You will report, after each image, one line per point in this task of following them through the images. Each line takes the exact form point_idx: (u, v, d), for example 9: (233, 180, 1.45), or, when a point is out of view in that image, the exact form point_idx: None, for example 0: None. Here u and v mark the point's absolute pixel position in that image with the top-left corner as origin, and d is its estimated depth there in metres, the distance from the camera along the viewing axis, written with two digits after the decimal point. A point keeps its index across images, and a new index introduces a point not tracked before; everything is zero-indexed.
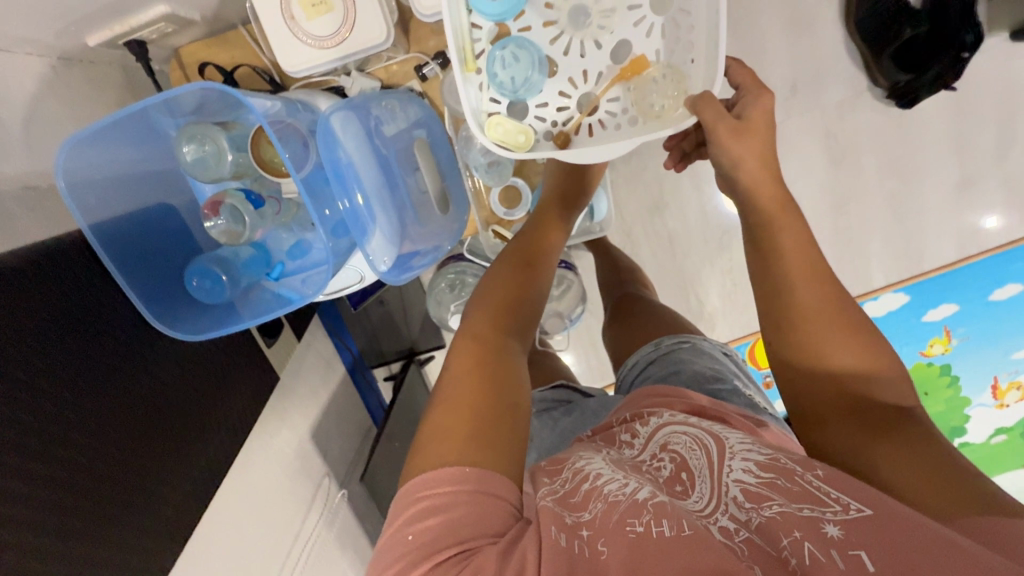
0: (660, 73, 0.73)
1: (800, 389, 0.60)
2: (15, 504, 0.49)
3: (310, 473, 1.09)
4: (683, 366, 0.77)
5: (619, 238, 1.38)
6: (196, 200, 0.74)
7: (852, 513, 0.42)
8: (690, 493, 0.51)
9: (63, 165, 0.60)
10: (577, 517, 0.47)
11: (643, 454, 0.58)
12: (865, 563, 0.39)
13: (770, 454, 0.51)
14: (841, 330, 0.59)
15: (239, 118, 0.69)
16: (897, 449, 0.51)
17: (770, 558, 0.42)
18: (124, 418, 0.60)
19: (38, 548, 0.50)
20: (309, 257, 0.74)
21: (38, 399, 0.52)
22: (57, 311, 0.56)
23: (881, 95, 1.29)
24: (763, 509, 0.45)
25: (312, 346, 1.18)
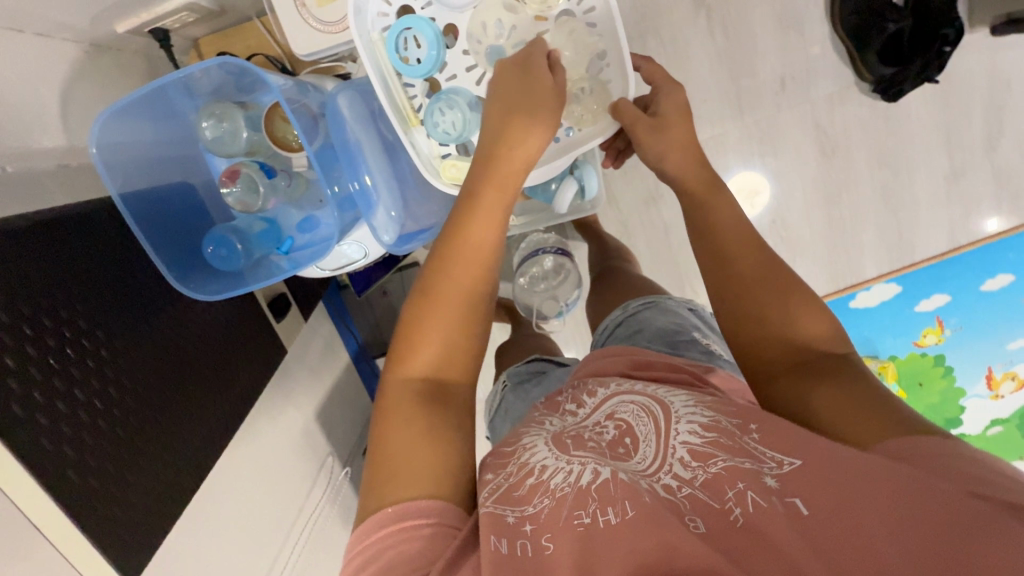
0: (581, 89, 0.77)
1: (752, 345, 0.60)
2: (91, 476, 0.55)
3: (314, 452, 1.13)
4: (645, 325, 0.81)
5: (614, 229, 1.42)
6: (212, 177, 0.79)
7: (785, 466, 0.47)
8: (633, 454, 0.55)
9: (97, 137, 0.65)
10: (519, 513, 0.50)
11: (588, 419, 0.61)
12: (800, 506, 0.44)
13: (712, 415, 0.54)
14: (769, 287, 0.61)
15: (255, 99, 0.75)
16: (835, 387, 0.53)
17: (710, 509, 0.47)
18: (165, 400, 0.66)
19: (105, 501, 0.56)
20: (318, 231, 0.79)
21: (83, 370, 0.57)
22: (92, 296, 0.60)
23: (867, 90, 1.34)
24: (708, 467, 0.50)
25: (318, 329, 1.22)
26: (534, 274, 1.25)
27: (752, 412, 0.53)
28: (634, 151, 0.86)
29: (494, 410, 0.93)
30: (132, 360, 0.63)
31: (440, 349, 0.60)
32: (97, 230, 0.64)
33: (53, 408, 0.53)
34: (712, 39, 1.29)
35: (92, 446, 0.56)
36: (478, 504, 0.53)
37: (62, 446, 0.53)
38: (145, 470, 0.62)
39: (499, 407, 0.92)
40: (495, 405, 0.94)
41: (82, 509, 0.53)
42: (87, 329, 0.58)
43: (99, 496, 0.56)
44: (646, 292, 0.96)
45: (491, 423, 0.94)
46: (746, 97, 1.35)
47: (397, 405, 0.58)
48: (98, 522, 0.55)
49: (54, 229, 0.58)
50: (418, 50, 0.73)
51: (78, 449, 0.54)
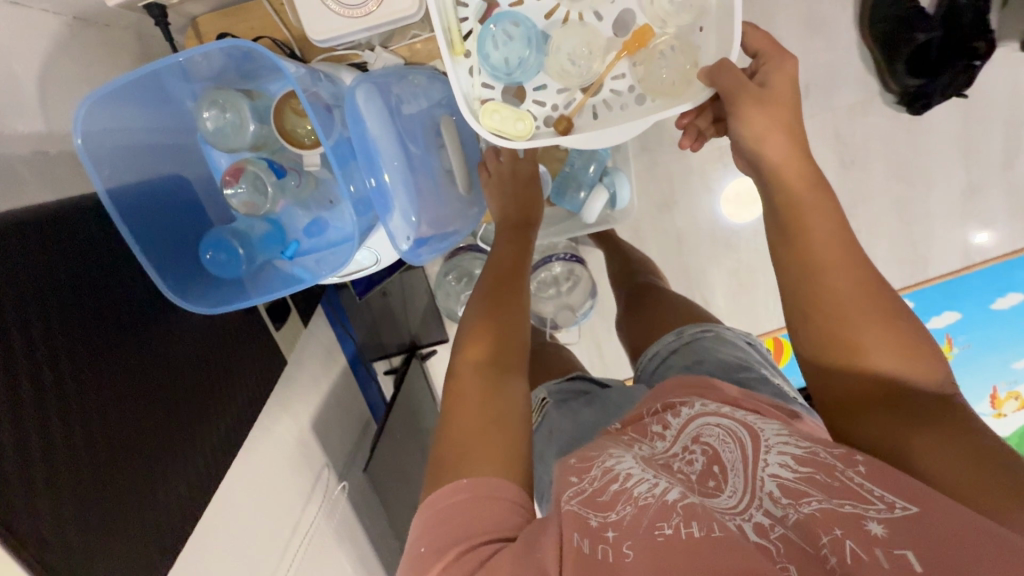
0: (666, 46, 0.72)
1: (841, 383, 0.56)
2: (64, 509, 0.47)
3: (310, 464, 1.06)
4: (706, 356, 0.75)
5: (627, 235, 1.37)
6: (211, 173, 0.72)
7: (897, 511, 0.40)
8: (724, 488, 0.49)
9: (81, 124, 0.58)
10: (604, 519, 0.45)
11: (676, 446, 0.55)
12: (911, 561, 0.37)
13: (808, 446, 0.48)
14: (880, 313, 0.56)
15: (261, 87, 0.69)
16: (939, 432, 0.49)
17: (805, 555, 0.40)
18: (148, 416, 0.58)
19: (75, 536, 0.48)
20: (326, 235, 0.72)
21: (55, 381, 0.49)
22: (66, 296, 0.53)
23: (892, 101, 1.30)
24: (801, 506, 0.43)
25: (315, 333, 1.15)
26: (544, 279, 1.18)
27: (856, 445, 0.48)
28: (716, 133, 0.76)
29: (536, 429, 0.86)
30: (110, 372, 0.55)
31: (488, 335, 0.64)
32: (78, 229, 0.56)
33: (20, 429, 0.45)
34: None
35: (65, 473, 0.48)
36: (557, 504, 0.48)
37: (28, 476, 0.45)
38: (115, 498, 0.53)
39: (542, 425, 0.85)
40: (535, 422, 0.87)
41: (44, 551, 0.45)
42: (59, 333, 0.51)
43: (69, 532, 0.47)
44: (671, 307, 0.91)
45: (531, 441, 0.86)
46: None
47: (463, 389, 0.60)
48: (65, 561, 0.46)
49: (27, 228, 0.50)
50: None
51: (48, 477, 0.46)
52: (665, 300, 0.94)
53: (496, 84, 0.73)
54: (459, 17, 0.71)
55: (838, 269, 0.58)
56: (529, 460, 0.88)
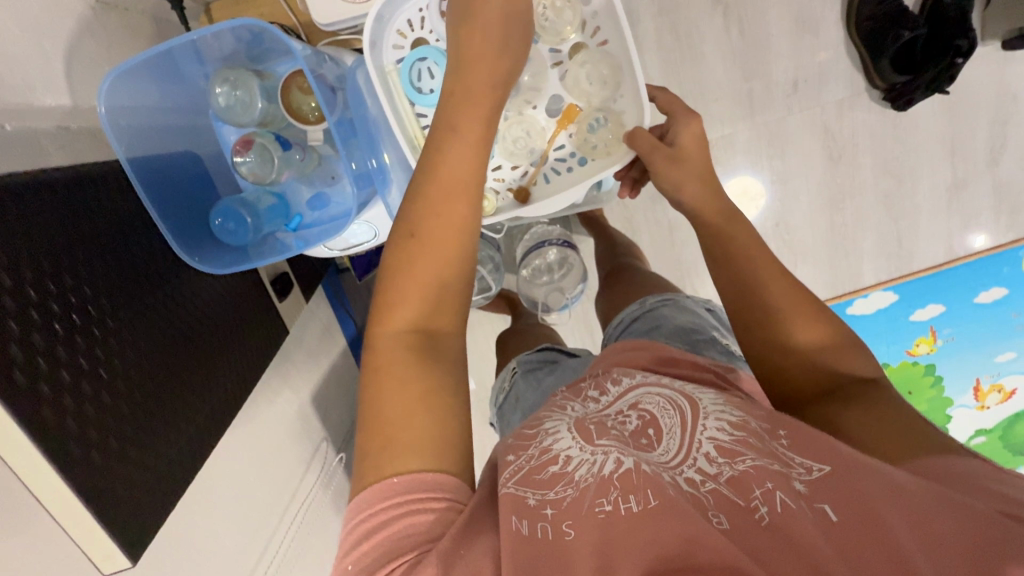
0: (593, 119, 0.82)
1: (786, 377, 0.61)
2: (94, 450, 0.52)
3: (309, 436, 1.11)
4: (664, 321, 0.80)
5: (619, 224, 1.41)
6: (220, 149, 0.77)
7: (814, 473, 0.47)
8: (656, 445, 0.54)
9: (105, 97, 0.63)
10: (541, 497, 0.50)
11: (611, 407, 0.60)
12: (829, 513, 0.44)
13: (742, 415, 0.54)
14: (803, 315, 0.62)
15: (269, 69, 0.74)
16: (863, 411, 0.55)
17: (735, 506, 0.46)
18: (170, 376, 0.64)
19: (105, 474, 0.53)
20: (328, 209, 0.77)
21: (87, 340, 0.54)
22: (92, 259, 0.57)
23: (878, 97, 1.34)
24: (736, 464, 0.49)
25: (315, 313, 1.19)
26: (537, 265, 1.23)
27: (780, 419, 0.54)
28: (648, 180, 0.86)
29: (504, 395, 0.92)
30: (138, 332, 0.61)
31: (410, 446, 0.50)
32: (101, 189, 0.61)
33: (59, 376, 0.51)
34: (727, 37, 1.29)
35: (94, 419, 0.53)
36: (497, 483, 0.53)
37: (66, 418, 0.50)
38: (145, 445, 0.59)
39: (508, 394, 0.91)
40: (503, 393, 0.92)
41: (83, 482, 0.50)
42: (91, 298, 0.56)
43: (100, 469, 0.53)
44: (654, 288, 0.95)
45: (498, 411, 0.92)
46: (757, 98, 1.34)
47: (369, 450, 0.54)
48: (98, 493, 0.52)
49: (57, 186, 0.55)
50: (432, 81, 0.74)
51: (81, 421, 0.52)
52: (650, 282, 0.98)
53: None
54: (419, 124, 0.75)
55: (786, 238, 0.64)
56: (498, 425, 0.93)
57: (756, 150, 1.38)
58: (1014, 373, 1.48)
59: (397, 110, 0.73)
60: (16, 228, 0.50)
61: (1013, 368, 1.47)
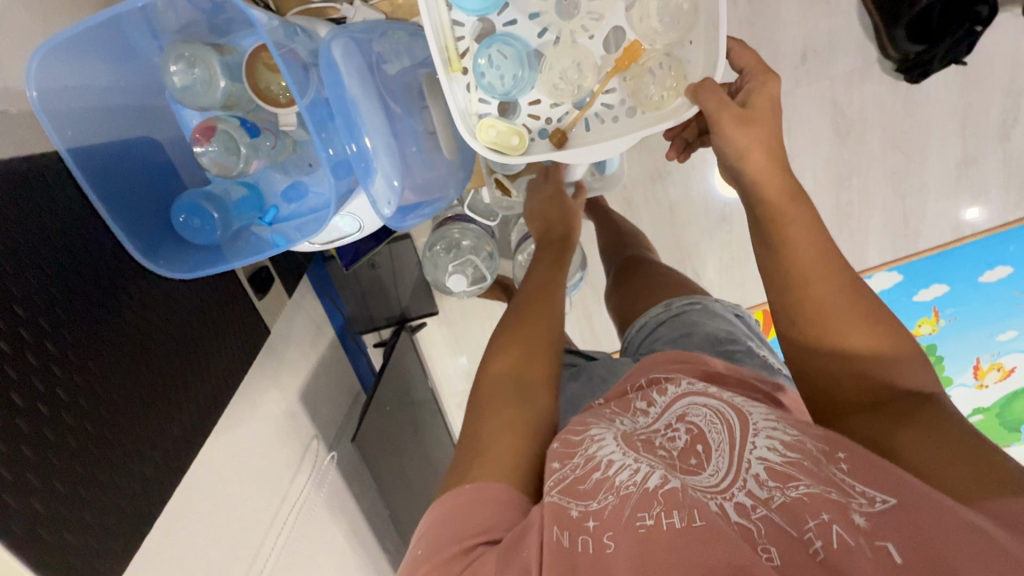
0: (656, 63, 0.71)
1: (831, 381, 0.56)
2: (35, 494, 0.47)
3: (298, 435, 1.05)
4: (694, 329, 0.74)
5: (619, 206, 1.34)
6: (182, 133, 0.69)
7: (877, 505, 0.41)
8: (706, 466, 0.49)
9: (35, 77, 0.54)
10: (584, 508, 0.46)
11: (659, 422, 0.55)
12: (892, 554, 0.38)
13: (797, 434, 0.49)
14: (860, 317, 0.56)
15: (232, 42, 0.66)
16: (919, 432, 0.48)
17: (787, 537, 0.41)
18: (127, 397, 0.58)
19: (54, 516, 0.49)
20: (305, 201, 0.70)
21: (22, 372, 0.48)
22: (24, 268, 0.50)
23: (890, 68, 1.27)
24: (788, 489, 0.44)
25: (301, 306, 1.13)
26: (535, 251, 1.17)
27: (840, 439, 0.48)
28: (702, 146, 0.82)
29: None
30: (84, 353, 0.54)
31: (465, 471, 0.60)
32: (44, 181, 0.54)
33: None
34: (734, 4, 1.20)
35: (34, 462, 0.47)
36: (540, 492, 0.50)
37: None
38: (99, 486, 0.54)
39: None
40: None
41: (23, 530, 0.46)
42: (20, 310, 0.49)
43: (44, 511, 0.48)
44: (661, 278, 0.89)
45: None
46: None
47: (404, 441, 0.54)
48: (43, 539, 0.47)
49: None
50: None
51: (18, 470, 0.46)
52: (655, 271, 0.93)
53: (492, 99, 0.73)
54: (455, 37, 0.70)
55: (806, 230, 0.60)
56: None
57: None
58: (1015, 352, 1.46)
59: (433, 16, 0.67)
60: None
61: (1015, 347, 1.45)
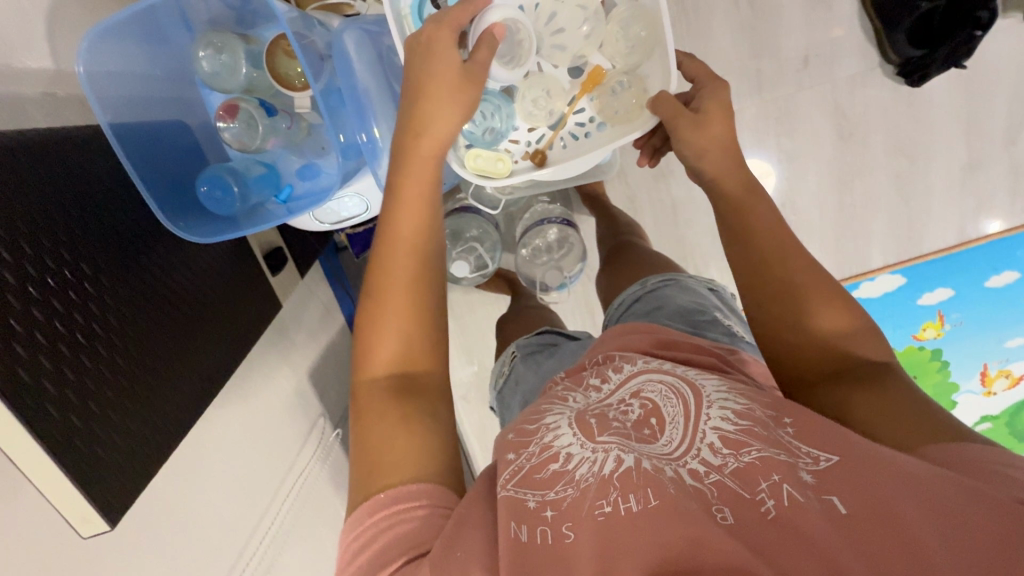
0: (617, 82, 0.79)
1: (796, 355, 0.61)
2: (76, 428, 0.53)
3: (306, 412, 1.11)
4: (665, 303, 0.78)
5: (622, 204, 1.38)
6: (208, 117, 0.75)
7: (821, 463, 0.47)
8: (659, 436, 0.54)
9: (84, 57, 0.61)
10: (541, 497, 0.50)
11: (612, 397, 0.60)
12: (837, 505, 0.44)
13: (746, 403, 0.54)
14: (822, 296, 0.62)
15: (257, 34, 0.72)
16: (873, 396, 0.55)
17: (740, 499, 0.46)
18: (159, 360, 0.63)
19: (90, 455, 0.54)
20: (319, 180, 0.76)
21: (69, 325, 0.54)
22: (76, 238, 0.57)
23: (891, 72, 1.30)
24: (741, 455, 0.49)
25: (314, 291, 1.19)
26: (538, 245, 1.22)
27: (785, 405, 0.55)
28: (671, 149, 0.84)
29: (503, 381, 0.90)
30: (123, 317, 0.60)
31: (397, 339, 0.60)
32: (98, 167, 0.62)
33: (38, 363, 0.50)
34: (736, 8, 1.24)
35: (76, 403, 0.53)
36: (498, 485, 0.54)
37: (44, 402, 0.50)
38: (136, 438, 0.59)
39: (509, 378, 0.89)
40: (503, 377, 0.91)
41: (69, 458, 0.51)
42: (75, 280, 0.56)
43: (84, 447, 0.53)
44: (652, 265, 0.93)
45: (498, 394, 0.91)
46: (766, 75, 1.30)
47: (369, 402, 0.58)
48: (86, 472, 0.53)
49: (52, 154, 0.56)
50: None
51: (63, 408, 0.52)
52: (648, 260, 0.96)
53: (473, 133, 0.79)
54: None
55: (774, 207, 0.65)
56: (498, 410, 0.91)
57: (764, 129, 1.34)
58: None
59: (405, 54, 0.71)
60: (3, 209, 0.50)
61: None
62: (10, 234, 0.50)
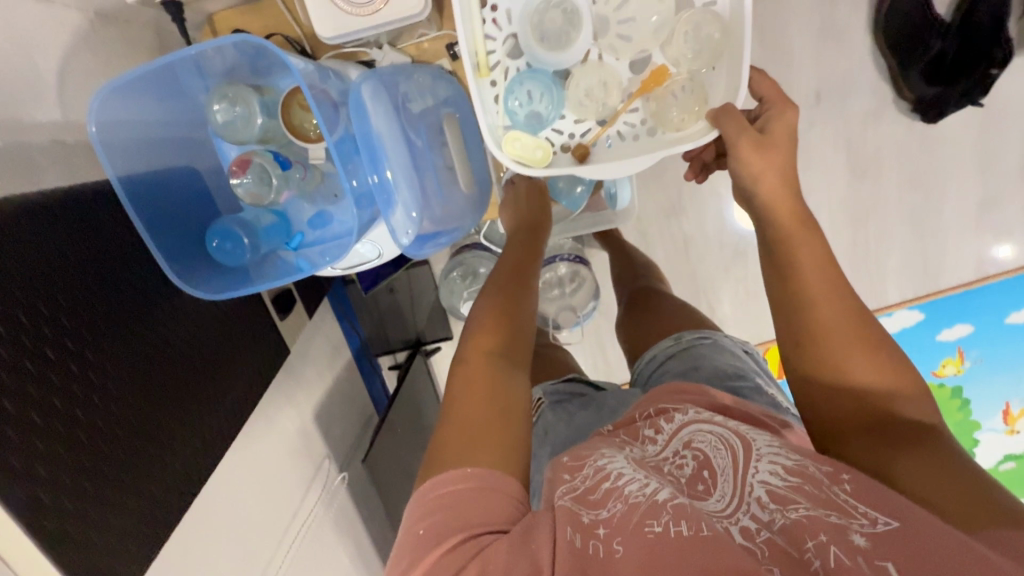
0: (679, 86, 0.76)
1: (833, 407, 0.57)
2: (65, 491, 0.50)
3: (310, 455, 1.07)
4: (703, 362, 0.76)
5: (634, 239, 1.36)
6: (220, 165, 0.74)
7: (880, 526, 0.41)
8: (712, 492, 0.50)
9: (95, 114, 0.61)
10: (594, 515, 0.46)
11: (666, 450, 0.56)
12: (891, 574, 0.38)
13: (799, 460, 0.49)
14: (887, 352, 0.58)
15: (271, 83, 0.71)
16: (919, 458, 0.49)
17: (790, 559, 0.41)
18: (151, 408, 0.61)
19: (76, 523, 0.50)
20: (330, 228, 0.74)
21: (62, 376, 0.52)
22: (74, 289, 0.55)
23: (905, 108, 1.28)
24: (789, 511, 0.44)
25: (321, 327, 1.17)
26: (547, 279, 1.18)
27: (844, 464, 0.49)
28: (720, 167, 0.85)
29: (528, 429, 0.86)
30: (118, 363, 0.58)
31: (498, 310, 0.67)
32: (98, 210, 0.60)
33: (29, 421, 0.48)
34: None
35: (62, 459, 0.50)
36: (552, 497, 0.50)
37: (36, 463, 0.47)
38: (120, 493, 0.55)
39: (535, 427, 0.85)
40: None
41: (53, 531, 0.48)
42: (66, 325, 0.53)
43: (74, 511, 0.50)
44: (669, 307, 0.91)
45: None
46: None
47: None
48: (67, 544, 0.49)
49: (57, 212, 0.55)
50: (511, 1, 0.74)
51: (52, 467, 0.49)
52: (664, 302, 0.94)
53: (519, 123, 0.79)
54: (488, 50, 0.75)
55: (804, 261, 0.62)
56: None
57: None
58: None
59: (467, 27, 0.71)
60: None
61: None
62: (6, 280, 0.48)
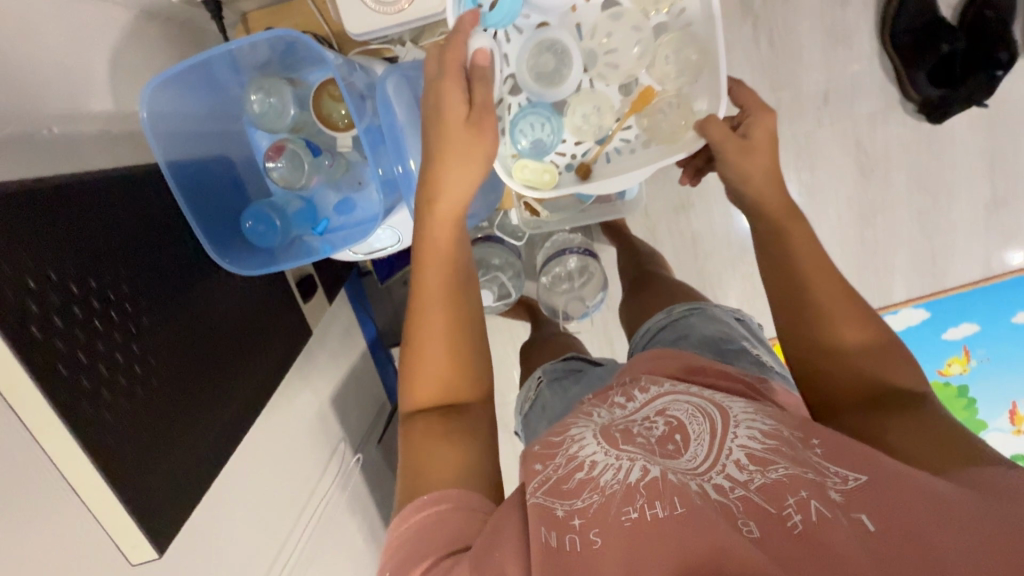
0: (666, 103, 0.80)
1: (833, 386, 0.61)
2: (128, 443, 0.54)
3: (327, 437, 1.12)
4: (692, 331, 0.79)
5: (643, 235, 1.39)
6: (253, 154, 0.79)
7: (850, 482, 0.46)
8: (684, 451, 0.53)
9: (147, 103, 0.66)
10: (569, 506, 0.49)
11: (638, 414, 0.59)
12: (866, 522, 0.43)
13: (773, 424, 0.54)
14: (853, 316, 0.62)
15: (303, 76, 0.77)
16: (911, 421, 0.54)
17: (765, 514, 0.45)
18: (196, 372, 0.65)
19: (138, 470, 0.55)
20: (354, 214, 0.79)
21: (124, 335, 0.57)
22: (129, 261, 0.60)
23: (912, 110, 1.30)
24: (768, 472, 0.48)
25: (339, 314, 1.21)
26: (558, 273, 1.22)
27: (814, 427, 0.53)
28: (713, 168, 0.87)
29: (529, 405, 0.91)
30: (166, 330, 0.62)
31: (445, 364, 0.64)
32: (149, 188, 0.66)
33: (97, 371, 0.52)
34: (757, 47, 1.26)
35: (127, 412, 0.55)
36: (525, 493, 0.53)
37: (104, 410, 0.52)
38: (171, 449, 0.60)
39: (534, 403, 0.89)
40: (528, 403, 0.92)
41: (120, 473, 0.52)
42: (115, 300, 0.57)
43: (135, 460, 0.54)
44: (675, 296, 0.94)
45: (523, 419, 0.91)
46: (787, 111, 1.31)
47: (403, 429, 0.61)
48: (134, 489, 0.53)
49: (113, 192, 0.60)
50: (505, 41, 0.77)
51: (118, 416, 0.53)
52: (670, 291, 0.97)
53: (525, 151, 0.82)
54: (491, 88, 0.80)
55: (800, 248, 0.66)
56: (522, 435, 0.92)
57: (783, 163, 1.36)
58: None
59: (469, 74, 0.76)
60: (68, 225, 0.53)
61: None
62: (78, 249, 0.54)
